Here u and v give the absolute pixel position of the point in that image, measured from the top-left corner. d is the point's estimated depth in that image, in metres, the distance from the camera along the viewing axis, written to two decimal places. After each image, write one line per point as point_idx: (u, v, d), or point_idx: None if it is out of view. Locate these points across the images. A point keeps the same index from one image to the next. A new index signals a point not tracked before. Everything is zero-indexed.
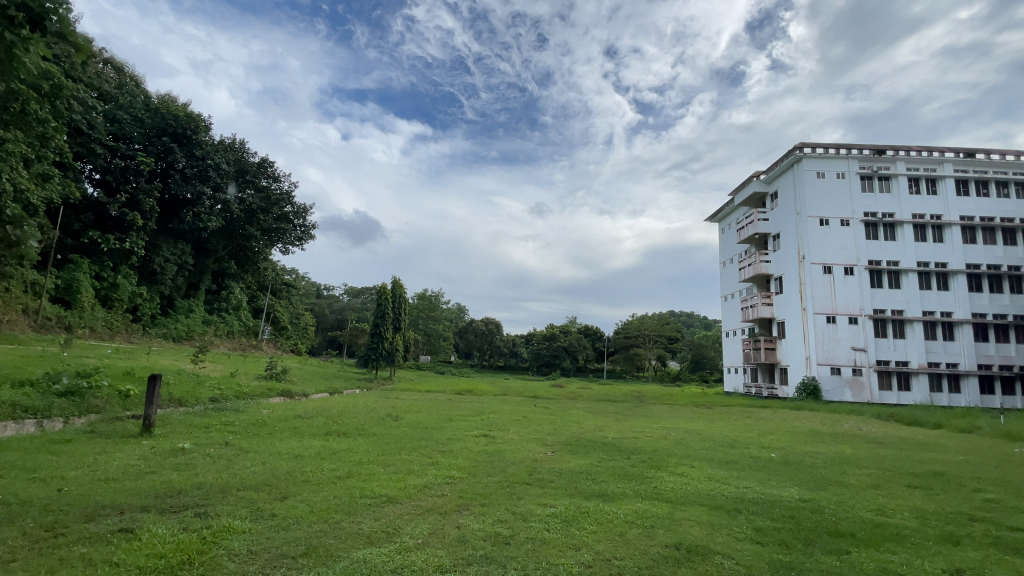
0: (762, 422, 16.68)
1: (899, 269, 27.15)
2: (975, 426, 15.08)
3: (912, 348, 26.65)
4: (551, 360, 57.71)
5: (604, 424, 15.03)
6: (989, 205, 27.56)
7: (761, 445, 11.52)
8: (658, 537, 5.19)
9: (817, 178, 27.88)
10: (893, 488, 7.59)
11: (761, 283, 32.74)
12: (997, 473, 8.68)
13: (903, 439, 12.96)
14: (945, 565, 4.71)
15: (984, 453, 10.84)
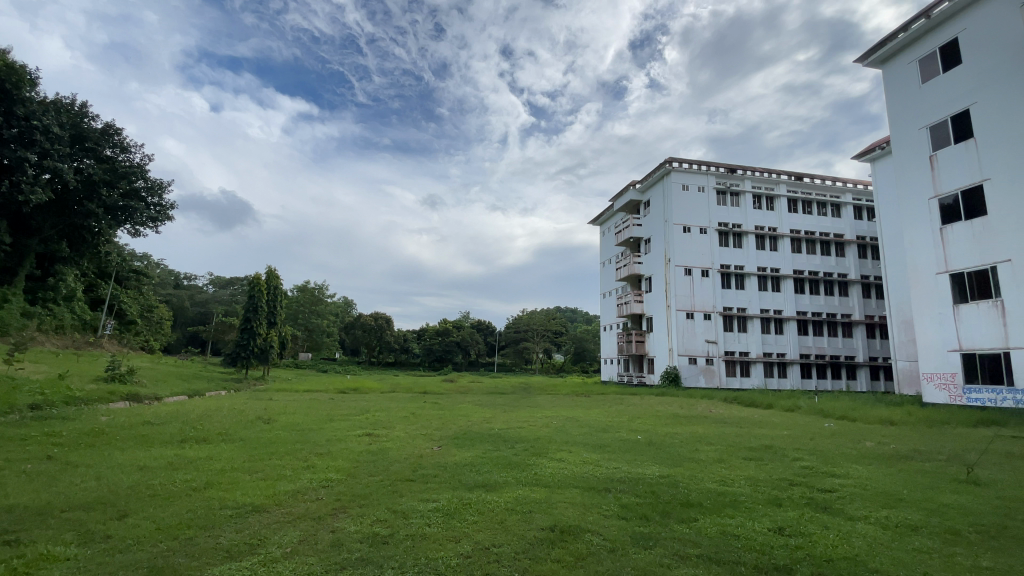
0: (632, 408, 18.30)
1: (744, 272, 31.51)
2: (796, 406, 18.10)
3: (752, 340, 31.09)
4: (442, 356, 57.35)
5: (491, 417, 15.29)
6: (811, 221, 33.05)
7: (630, 429, 12.64)
8: (535, 521, 5.44)
9: (682, 190, 31.22)
10: (734, 460, 8.84)
11: (635, 283, 35.86)
12: (811, 444, 10.47)
13: (744, 418, 15.06)
14: (770, 524, 5.57)
15: (804, 428, 13.00)
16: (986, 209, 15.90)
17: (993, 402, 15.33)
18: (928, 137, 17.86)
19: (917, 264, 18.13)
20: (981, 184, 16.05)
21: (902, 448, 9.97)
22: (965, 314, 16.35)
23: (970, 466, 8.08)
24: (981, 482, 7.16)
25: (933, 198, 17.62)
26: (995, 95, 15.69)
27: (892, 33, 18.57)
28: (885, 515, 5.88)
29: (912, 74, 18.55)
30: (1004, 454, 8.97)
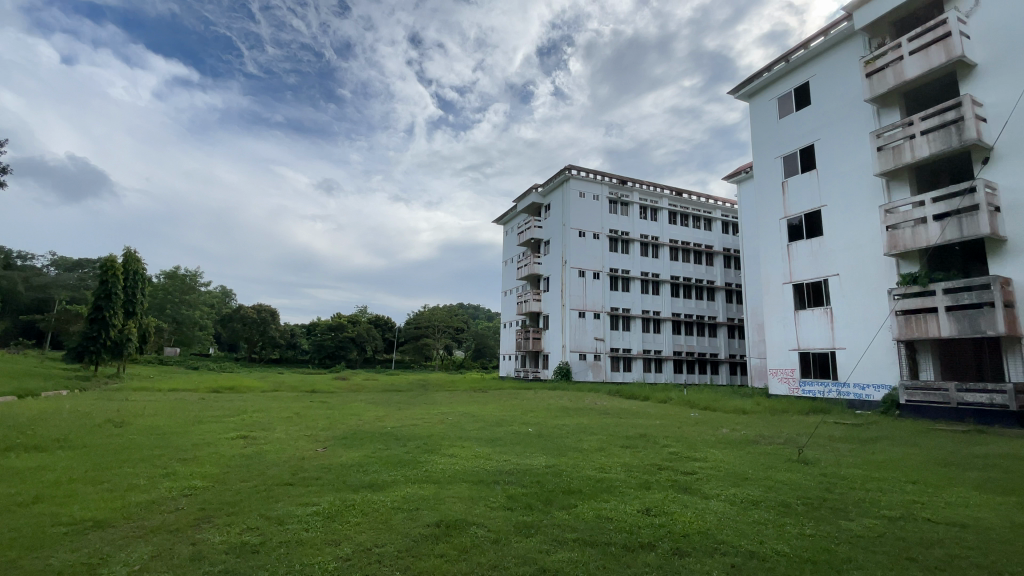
0: (525, 402, 18.94)
1: (630, 276, 34.12)
2: (669, 397, 20.04)
3: (634, 338, 33.73)
4: (335, 352, 54.38)
5: (384, 415, 14.87)
6: (688, 233, 36.73)
7: (521, 422, 13.04)
8: (421, 518, 5.41)
9: (579, 197, 32.93)
10: (613, 449, 9.56)
11: (534, 282, 37.09)
12: (678, 432, 11.65)
13: (625, 410, 16.31)
14: (639, 506, 6.13)
15: (675, 418, 14.42)
16: (822, 230, 18.86)
17: (821, 393, 18.22)
18: (782, 165, 20.73)
19: (768, 274, 20.98)
20: (820, 209, 19.01)
21: (750, 434, 11.50)
22: (803, 319, 19.27)
23: (799, 447, 9.57)
24: (807, 461, 8.51)
25: (783, 218, 20.50)
26: (834, 135, 18.69)
27: (761, 70, 21.28)
28: (733, 492, 6.74)
29: (771, 110, 21.41)
30: (826, 437, 10.76)
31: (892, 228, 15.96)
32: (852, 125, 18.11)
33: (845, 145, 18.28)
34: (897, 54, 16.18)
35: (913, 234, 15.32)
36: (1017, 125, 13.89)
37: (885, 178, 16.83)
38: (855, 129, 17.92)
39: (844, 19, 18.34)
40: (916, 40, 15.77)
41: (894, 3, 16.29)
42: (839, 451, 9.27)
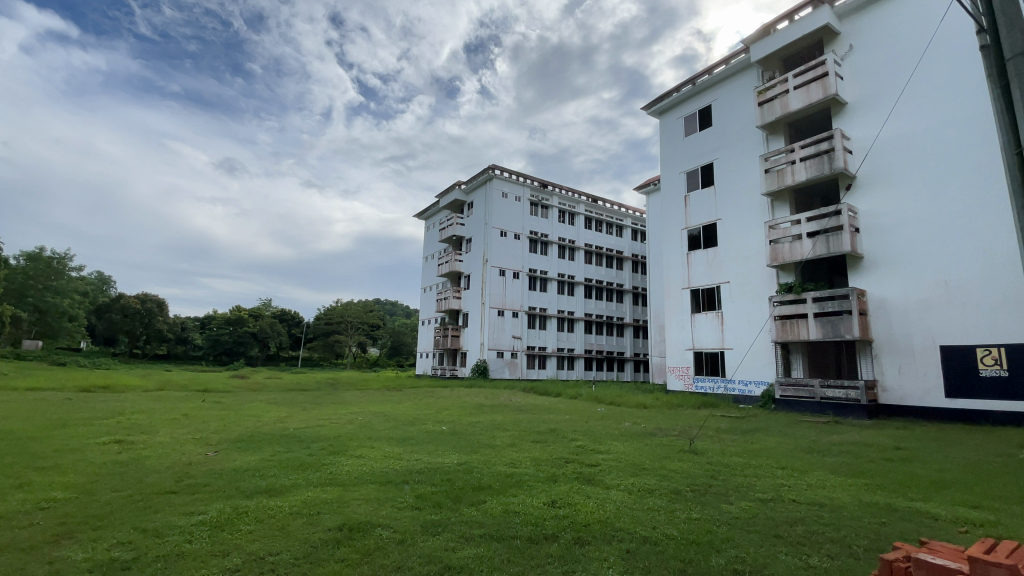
0: (440, 400, 18.76)
1: (546, 277, 35.11)
2: (579, 394, 20.92)
3: (549, 337, 34.77)
4: (234, 348, 50.11)
5: (287, 416, 13.97)
6: (601, 238, 38.57)
7: (435, 420, 12.89)
8: (322, 523, 5.17)
9: (501, 197, 33.27)
10: (524, 444, 9.81)
11: (454, 280, 36.85)
12: (585, 427, 12.20)
13: (538, 406, 16.76)
14: (545, 499, 6.34)
15: (584, 413, 15.08)
16: (717, 241, 20.68)
17: (711, 389, 20.00)
18: (685, 180, 22.45)
19: (670, 280, 22.59)
20: (716, 222, 20.84)
21: (649, 427, 12.35)
22: (698, 322, 21.00)
23: (690, 439, 10.44)
24: (696, 451, 9.32)
25: (684, 229, 22.19)
26: (730, 155, 20.59)
27: (671, 90, 22.90)
28: (631, 482, 7.20)
29: (678, 128, 23.11)
30: (714, 429, 11.85)
31: (774, 242, 17.91)
32: (746, 148, 20.07)
33: (739, 165, 20.22)
34: (784, 87, 18.20)
35: (791, 248, 17.30)
36: (873, 159, 16.21)
37: (771, 197, 18.85)
38: (748, 152, 19.92)
39: (743, 52, 20.31)
40: (799, 77, 17.83)
41: (783, 42, 18.31)
42: (724, 441, 10.25)
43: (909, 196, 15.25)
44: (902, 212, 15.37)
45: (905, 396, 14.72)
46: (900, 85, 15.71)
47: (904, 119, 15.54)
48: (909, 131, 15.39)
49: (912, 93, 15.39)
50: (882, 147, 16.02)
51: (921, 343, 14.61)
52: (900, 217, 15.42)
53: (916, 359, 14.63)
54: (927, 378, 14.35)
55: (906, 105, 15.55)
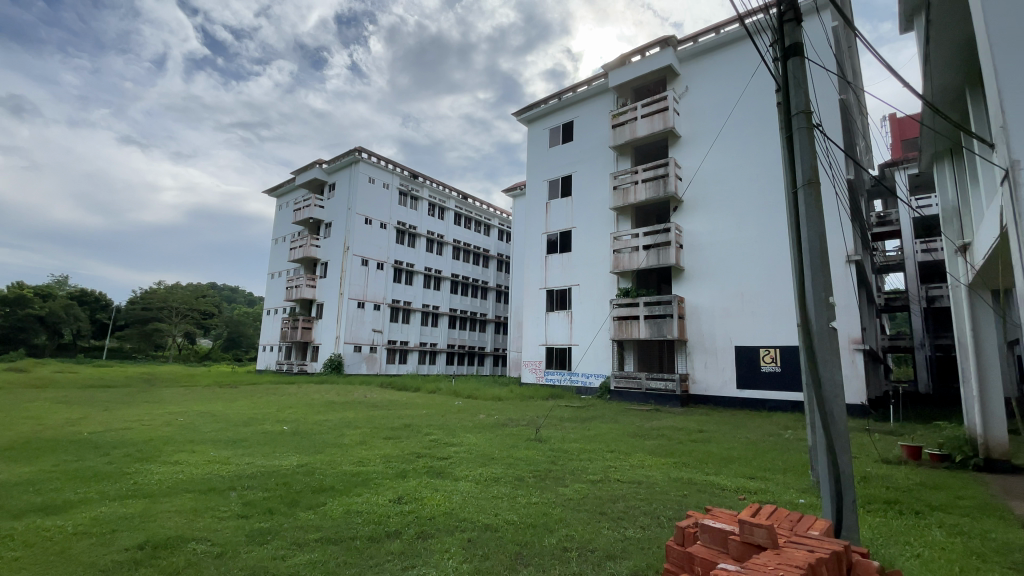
0: (284, 397, 17.20)
1: (412, 270, 34.37)
2: (437, 388, 20.91)
3: (412, 331, 34.13)
4: (6, 336, 39.77)
5: (81, 418, 11.54)
6: (469, 235, 39.05)
7: (275, 420, 11.75)
8: (117, 542, 4.37)
9: (367, 182, 31.66)
10: (374, 441, 9.48)
11: (309, 266, 34.04)
12: (440, 420, 12.27)
13: (393, 401, 16.36)
14: (391, 496, 6.19)
15: (440, 407, 15.12)
16: (572, 247, 22.35)
17: (559, 381, 21.60)
18: (547, 187, 23.84)
19: (529, 279, 23.77)
20: (572, 229, 22.51)
21: (501, 418, 12.86)
22: (552, 320, 22.46)
23: (537, 428, 11.14)
24: (541, 439, 9.98)
25: (544, 233, 23.54)
26: (587, 169, 22.41)
27: (540, 100, 24.16)
28: (479, 473, 7.42)
29: (543, 138, 24.43)
30: (559, 418, 12.81)
31: (617, 252, 20.00)
32: (600, 164, 22.03)
33: (594, 179, 22.12)
34: (634, 115, 20.40)
35: (630, 258, 19.49)
36: (697, 186, 18.99)
37: (617, 211, 20.98)
38: (602, 168, 21.90)
39: (603, 76, 22.29)
40: (646, 107, 20.15)
41: (636, 73, 20.49)
42: (566, 429, 11.15)
43: (721, 221, 18.17)
44: (715, 234, 18.26)
45: (709, 386, 17.58)
46: (721, 127, 18.64)
47: (722, 156, 18.47)
48: (724, 165, 18.32)
49: (728, 135, 18.36)
50: (704, 177, 18.84)
51: (722, 344, 17.55)
52: (713, 237, 18.31)
53: (719, 357, 17.54)
54: (724, 371, 17.32)
55: (724, 144, 18.48)
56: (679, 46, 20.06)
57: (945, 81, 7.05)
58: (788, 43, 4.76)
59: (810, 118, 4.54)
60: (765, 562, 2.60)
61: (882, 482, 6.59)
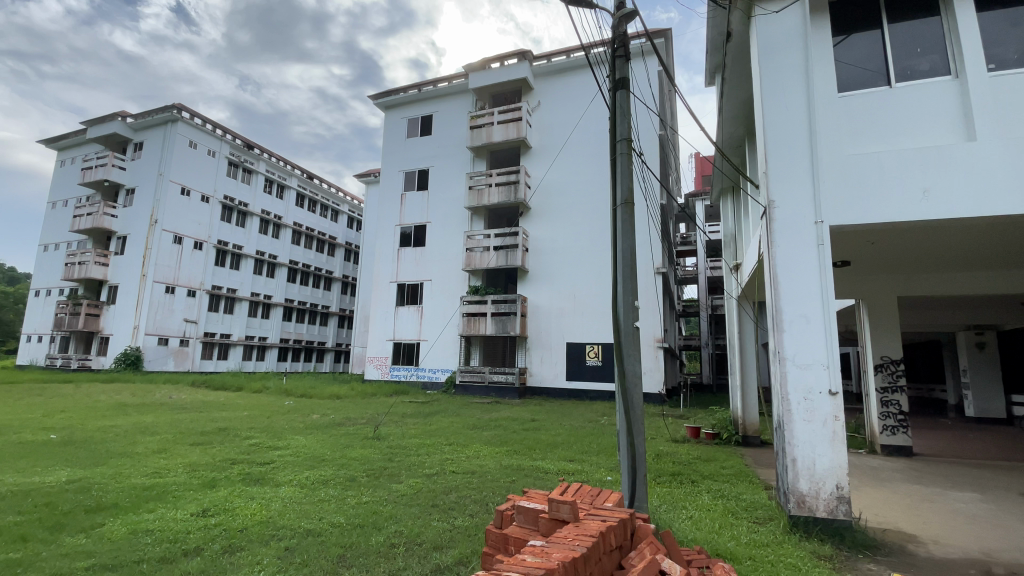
0: (54, 399, 13.82)
1: (241, 253, 30.50)
2: (265, 387, 18.89)
3: (236, 322, 30.27)
4: None
5: None
6: (313, 219, 36.09)
7: (37, 428, 9.38)
8: None
9: (188, 146, 27.20)
10: (178, 448, 8.19)
11: (100, 240, 27.92)
12: (265, 422, 11.11)
13: (206, 402, 14.28)
14: (194, 509, 5.42)
15: (265, 408, 13.69)
16: (425, 241, 22.18)
17: (404, 377, 21.28)
18: (402, 178, 23.24)
19: (378, 272, 22.92)
20: (425, 224, 22.34)
21: (337, 417, 12.17)
22: (400, 315, 21.97)
23: (376, 425, 10.82)
24: (379, 437, 9.71)
25: (397, 225, 22.91)
26: (443, 165, 22.45)
27: (399, 89, 23.41)
28: (305, 476, 6.92)
29: (400, 127, 23.75)
30: (399, 415, 12.59)
31: (469, 250, 20.47)
32: (457, 162, 22.26)
33: (449, 176, 22.28)
34: (491, 119, 21.04)
35: (481, 257, 20.13)
36: (544, 194, 20.34)
37: (471, 211, 21.48)
38: (458, 166, 22.17)
39: (463, 76, 22.53)
40: (503, 113, 20.91)
41: (495, 79, 21.15)
42: (405, 425, 11.03)
43: (562, 229, 19.76)
44: (556, 240, 19.79)
45: (543, 379, 19.00)
46: (566, 142, 20.28)
47: (565, 168, 20.11)
48: (567, 178, 20.00)
49: (571, 151, 20.09)
50: (550, 187, 20.26)
51: (557, 340, 19.10)
52: (554, 243, 19.80)
53: (554, 353, 19.06)
54: (557, 365, 18.91)
55: (568, 158, 20.13)
56: (534, 61, 21.22)
57: (731, 130, 8.68)
58: (617, 76, 5.38)
59: (630, 146, 5.19)
60: (566, 534, 2.92)
61: (671, 458, 7.89)
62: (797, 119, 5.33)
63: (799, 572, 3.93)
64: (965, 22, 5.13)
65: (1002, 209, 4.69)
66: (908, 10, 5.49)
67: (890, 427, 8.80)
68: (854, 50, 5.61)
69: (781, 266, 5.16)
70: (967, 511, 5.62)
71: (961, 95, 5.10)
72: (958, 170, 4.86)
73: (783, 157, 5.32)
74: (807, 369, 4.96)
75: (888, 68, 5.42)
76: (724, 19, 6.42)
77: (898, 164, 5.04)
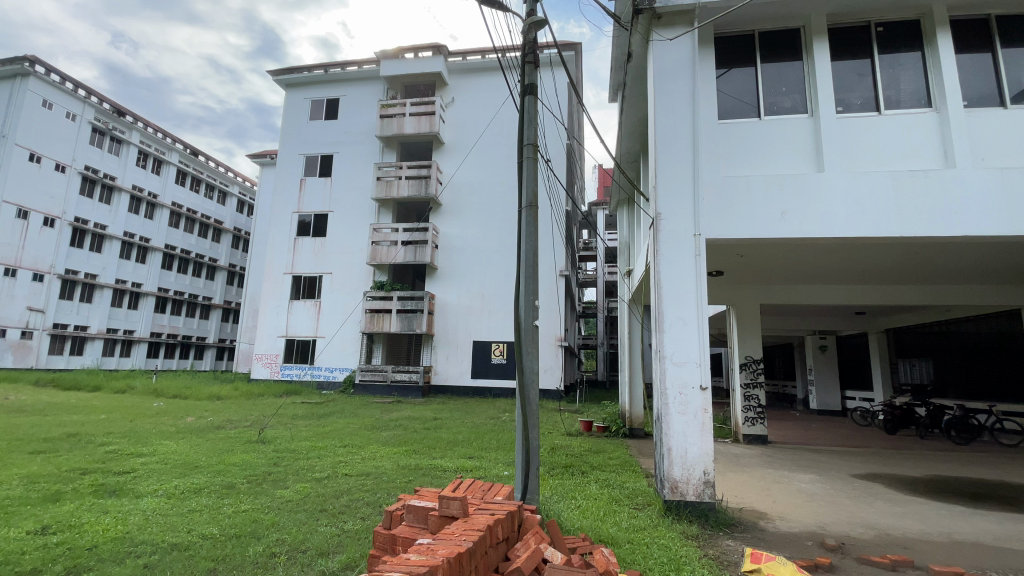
0: None
1: (105, 234, 26.59)
2: (130, 387, 16.65)
3: (96, 313, 26.33)
4: None
5: None
6: (195, 200, 32.45)
7: None
8: None
9: (40, 106, 23.18)
10: (13, 457, 6.95)
11: None
12: (127, 427, 9.77)
13: (53, 405, 12.24)
14: (32, 527, 4.65)
15: (129, 410, 12.05)
16: (326, 232, 20.99)
17: (298, 376, 19.99)
18: (303, 162, 21.78)
19: (272, 262, 21.26)
20: (327, 213, 21.14)
21: (216, 420, 11.06)
22: (295, 310, 20.57)
23: (262, 428, 10.01)
24: (266, 440, 9.02)
25: (295, 212, 21.42)
26: (349, 153, 21.43)
27: (303, 66, 21.85)
28: (174, 485, 6.22)
29: (303, 108, 22.22)
30: (289, 416, 11.77)
31: (375, 244, 19.73)
32: (364, 151, 21.35)
33: (355, 165, 21.31)
34: (403, 110, 20.47)
35: (388, 252, 19.52)
36: (454, 192, 20.24)
37: (378, 203, 20.75)
38: (366, 156, 21.27)
39: (375, 62, 21.66)
40: (416, 106, 20.45)
41: (408, 70, 20.61)
42: (296, 427, 10.35)
43: (471, 227, 19.82)
44: (465, 238, 19.79)
45: (447, 377, 18.91)
46: (478, 141, 20.38)
47: (477, 167, 20.21)
48: (478, 177, 20.11)
49: (483, 151, 20.24)
50: (461, 184, 20.22)
51: (463, 338, 19.10)
52: (463, 241, 19.79)
53: (459, 351, 19.04)
54: (462, 363, 18.92)
55: (480, 157, 20.25)
56: (449, 57, 21.04)
57: (630, 146, 9.32)
58: (526, 80, 5.50)
59: (536, 150, 5.34)
60: (453, 530, 2.94)
61: (564, 451, 8.27)
62: (684, 140, 5.86)
63: (669, 552, 4.31)
64: (819, 68, 5.95)
65: (840, 232, 5.53)
66: (777, 51, 6.26)
67: (751, 419, 10.03)
68: (734, 82, 6.29)
69: (665, 273, 5.65)
70: (805, 489, 6.58)
71: (815, 132, 5.93)
72: (809, 196, 5.64)
73: (671, 174, 5.81)
74: (682, 366, 5.48)
75: (759, 101, 6.16)
76: (627, 40, 6.86)
77: (764, 188, 5.74)
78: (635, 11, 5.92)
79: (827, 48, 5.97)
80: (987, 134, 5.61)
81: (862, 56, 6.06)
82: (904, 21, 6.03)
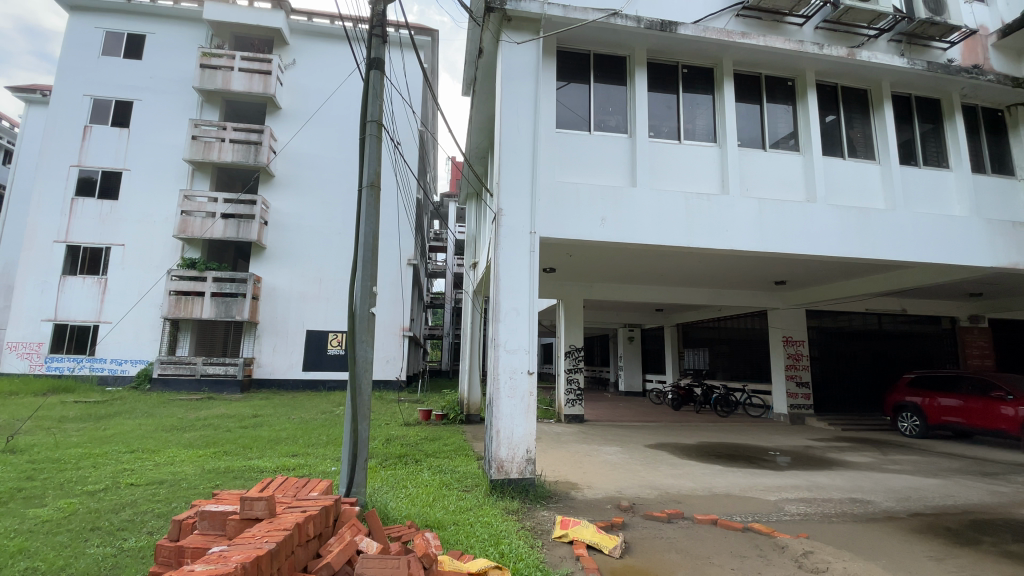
0: None
1: None
2: None
3: None
4: None
5: None
6: None
7: None
8: None
9: None
10: None
11: None
12: None
13: None
14: None
15: None
16: (118, 194, 17.34)
17: (70, 370, 16.23)
18: (89, 106, 17.66)
19: (36, 226, 16.88)
20: (121, 172, 17.47)
21: None
22: (68, 288, 16.66)
23: (11, 435, 7.88)
24: (17, 449, 7.13)
25: (74, 166, 17.36)
26: (156, 103, 17.96)
27: None
28: None
29: (92, 39, 17.96)
30: (55, 418, 9.47)
31: (186, 214, 16.93)
32: (177, 103, 18.08)
33: (165, 119, 17.94)
34: (230, 63, 17.87)
35: (202, 225, 16.92)
36: (292, 165, 18.38)
37: (193, 166, 17.78)
38: (181, 110, 18.06)
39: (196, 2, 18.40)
40: (246, 61, 18.00)
41: (239, 19, 18.02)
42: (64, 432, 8.38)
43: (312, 206, 18.28)
44: (304, 217, 18.17)
45: (275, 369, 17.20)
46: (323, 114, 18.85)
47: (321, 142, 18.72)
48: (323, 152, 18.65)
49: (328, 125, 18.82)
50: (301, 158, 18.49)
51: (295, 326, 17.56)
52: (301, 220, 18.15)
53: (290, 341, 17.46)
54: (292, 354, 17.39)
55: (325, 131, 18.78)
56: (292, 14, 18.98)
57: (478, 141, 9.56)
58: (372, 54, 5.23)
59: (380, 129, 5.12)
60: (254, 533, 2.71)
61: (398, 441, 8.18)
62: (525, 141, 6.20)
63: (491, 528, 4.57)
64: (638, 94, 6.81)
65: (646, 239, 6.43)
66: (607, 73, 6.99)
67: (571, 401, 11.14)
68: (571, 95, 6.86)
69: (502, 265, 5.94)
70: (609, 461, 7.55)
71: (631, 150, 6.79)
72: (625, 206, 6.45)
73: (512, 171, 6.11)
74: (513, 354, 5.83)
75: (590, 116, 6.82)
76: (479, 36, 7.00)
77: (590, 194, 6.38)
78: (487, 8, 6.04)
79: (645, 78, 6.86)
80: (751, 170, 7.07)
81: (671, 91, 7.12)
82: (702, 67, 7.22)
